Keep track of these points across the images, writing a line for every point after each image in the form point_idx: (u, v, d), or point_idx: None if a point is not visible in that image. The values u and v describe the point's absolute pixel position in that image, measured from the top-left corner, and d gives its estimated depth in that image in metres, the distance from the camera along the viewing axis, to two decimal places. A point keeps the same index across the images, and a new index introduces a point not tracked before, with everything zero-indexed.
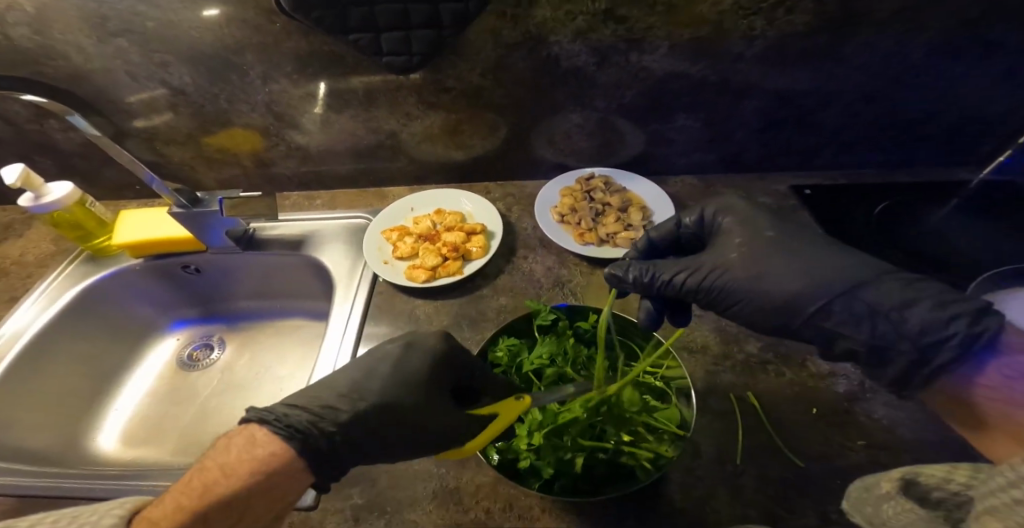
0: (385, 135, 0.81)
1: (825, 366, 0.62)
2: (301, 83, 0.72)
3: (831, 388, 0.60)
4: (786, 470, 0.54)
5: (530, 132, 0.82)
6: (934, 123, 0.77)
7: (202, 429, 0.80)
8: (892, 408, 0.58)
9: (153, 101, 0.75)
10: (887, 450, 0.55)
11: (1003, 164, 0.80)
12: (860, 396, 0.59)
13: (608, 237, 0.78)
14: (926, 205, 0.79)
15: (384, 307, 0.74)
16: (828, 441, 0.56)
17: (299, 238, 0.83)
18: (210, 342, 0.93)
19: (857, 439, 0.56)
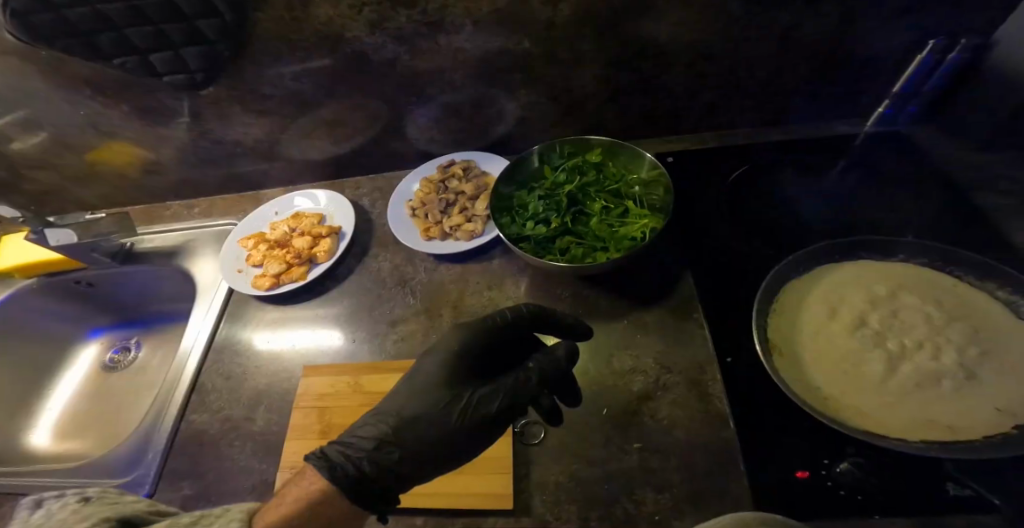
0: (242, 143, 0.84)
1: (630, 362, 0.56)
2: (143, 103, 0.78)
3: (625, 386, 0.54)
4: (548, 474, 0.50)
5: (375, 126, 0.82)
6: (800, 70, 0.68)
7: (115, 424, 0.87)
8: (679, 406, 0.52)
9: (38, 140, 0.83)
10: (660, 453, 0.49)
11: (886, 115, 0.70)
12: (651, 394, 0.53)
13: (451, 231, 0.74)
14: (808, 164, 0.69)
15: (237, 315, 0.77)
16: (603, 444, 0.51)
17: (175, 248, 0.87)
18: (128, 344, 0.98)
19: (634, 442, 0.50)
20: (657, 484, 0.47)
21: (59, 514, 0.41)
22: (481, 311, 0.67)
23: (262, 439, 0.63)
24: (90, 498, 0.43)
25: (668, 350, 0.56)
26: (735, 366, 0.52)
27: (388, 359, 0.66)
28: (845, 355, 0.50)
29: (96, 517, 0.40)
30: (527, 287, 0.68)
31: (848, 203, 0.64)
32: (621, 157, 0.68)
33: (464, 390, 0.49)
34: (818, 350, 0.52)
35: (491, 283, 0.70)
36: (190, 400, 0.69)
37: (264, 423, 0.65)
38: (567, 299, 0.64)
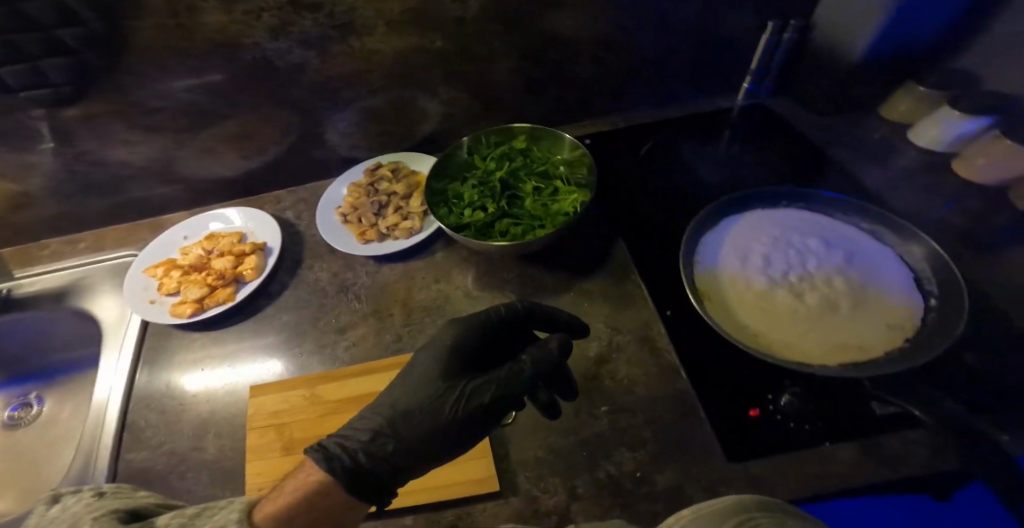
0: (132, 164, 0.76)
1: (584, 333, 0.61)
2: (2, 127, 0.68)
3: (582, 354, 0.59)
4: (530, 451, 0.54)
5: (288, 136, 0.79)
6: (689, 55, 0.77)
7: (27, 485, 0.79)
8: (634, 364, 0.57)
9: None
10: (626, 411, 0.54)
11: (749, 91, 0.81)
12: (607, 358, 0.58)
13: (388, 231, 0.74)
14: (704, 138, 0.79)
15: (159, 350, 0.70)
16: (575, 412, 0.55)
17: (63, 287, 0.76)
18: (29, 400, 0.89)
19: (601, 406, 0.55)
20: (631, 442, 0.52)
21: (73, 508, 0.40)
22: (433, 304, 0.68)
23: (218, 466, 0.59)
24: (106, 492, 0.42)
25: (617, 316, 0.61)
26: (674, 319, 0.58)
27: (341, 367, 0.65)
28: (759, 294, 0.58)
29: (105, 509, 0.39)
30: (474, 274, 0.70)
31: (744, 165, 0.75)
32: (543, 145, 0.73)
33: (459, 381, 0.50)
34: (742, 292, 0.58)
35: (437, 275, 0.71)
36: (119, 445, 0.62)
37: (219, 449, 0.60)
38: (514, 279, 0.68)
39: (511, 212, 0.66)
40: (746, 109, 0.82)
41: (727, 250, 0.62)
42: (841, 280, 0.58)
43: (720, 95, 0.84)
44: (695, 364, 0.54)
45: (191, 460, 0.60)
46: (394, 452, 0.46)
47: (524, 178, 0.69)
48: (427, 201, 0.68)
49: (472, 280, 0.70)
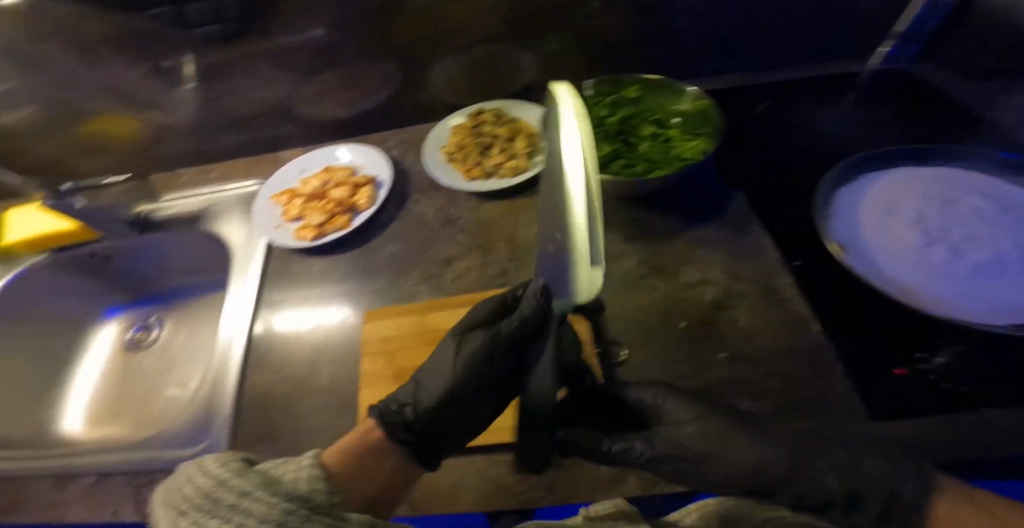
0: (257, 103, 0.82)
1: (700, 280, 0.65)
2: (164, 62, 0.75)
3: (699, 295, 0.64)
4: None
5: (400, 81, 0.83)
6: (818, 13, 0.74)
7: (151, 408, 0.86)
8: (752, 314, 0.60)
9: (34, 95, 0.80)
10: (743, 360, 0.58)
11: (890, 55, 0.78)
12: (723, 304, 0.62)
13: (494, 169, 0.79)
14: (821, 99, 0.76)
15: (281, 271, 0.77)
16: (691, 358, 0.60)
17: (197, 212, 0.85)
18: (149, 323, 0.97)
19: (719, 353, 0.59)
20: (749, 390, 0.56)
21: (294, 477, 0.41)
22: (536, 241, 0.73)
23: (330, 392, 0.65)
24: (311, 463, 0.43)
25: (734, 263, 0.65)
26: (801, 269, 0.61)
27: (449, 296, 0.70)
28: (919, 254, 0.57)
29: (266, 486, 0.40)
30: None
31: (867, 128, 0.72)
32: (659, 92, 0.73)
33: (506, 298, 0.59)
34: (901, 240, 0.59)
35: (541, 213, 0.75)
36: (248, 357, 0.70)
37: (329, 375, 0.66)
38: (620, 225, 0.71)
39: (624, 155, 0.69)
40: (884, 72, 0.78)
41: (879, 198, 0.63)
42: (1011, 241, 0.56)
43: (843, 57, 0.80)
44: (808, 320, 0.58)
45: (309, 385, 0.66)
46: (429, 400, 0.52)
47: (642, 124, 0.71)
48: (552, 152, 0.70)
49: None
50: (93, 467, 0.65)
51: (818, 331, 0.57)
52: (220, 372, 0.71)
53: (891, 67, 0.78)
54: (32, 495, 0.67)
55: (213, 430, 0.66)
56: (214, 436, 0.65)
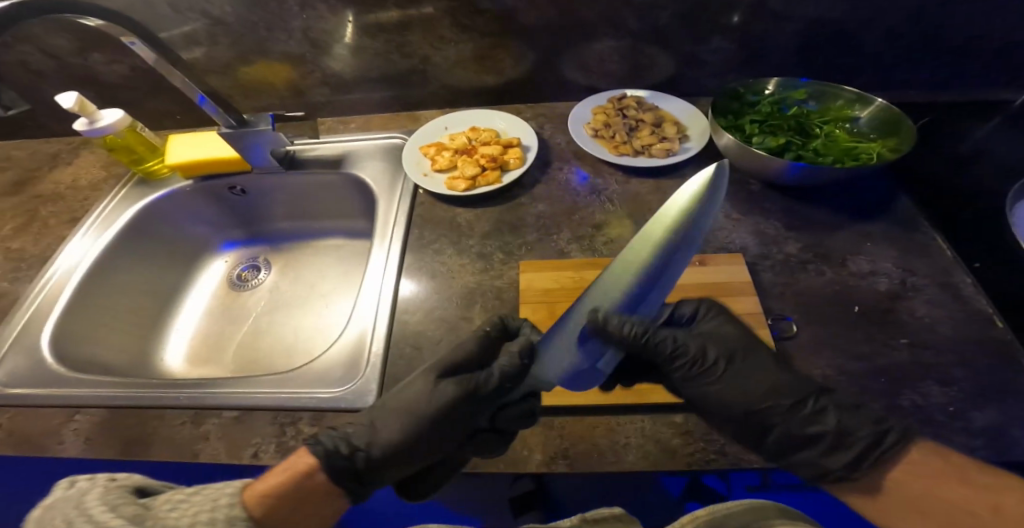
0: (418, 60, 0.82)
1: (868, 269, 0.67)
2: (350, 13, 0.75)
3: (871, 286, 0.65)
4: (831, 370, 0.59)
5: (560, 56, 0.84)
6: (985, 40, 0.78)
7: (260, 349, 0.82)
8: (931, 306, 0.63)
9: (196, 33, 0.77)
10: (925, 348, 0.60)
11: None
12: (900, 295, 0.64)
13: (643, 149, 0.80)
14: (957, 124, 0.82)
15: (427, 218, 0.76)
16: (870, 340, 0.61)
17: (337, 157, 0.85)
18: (256, 263, 0.95)
19: (900, 339, 0.61)
20: (938, 379, 0.58)
21: (91, 489, 0.46)
22: None
23: None
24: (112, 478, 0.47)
25: (906, 259, 0.68)
26: (982, 270, 0.65)
27: (606, 257, 0.70)
28: None
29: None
30: (729, 199, 0.76)
31: (1015, 154, 0.77)
32: (826, 96, 0.77)
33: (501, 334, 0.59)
34: None
35: None
36: (397, 297, 0.68)
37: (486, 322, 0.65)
38: (777, 210, 0.74)
39: (803, 147, 0.72)
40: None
41: None
42: None
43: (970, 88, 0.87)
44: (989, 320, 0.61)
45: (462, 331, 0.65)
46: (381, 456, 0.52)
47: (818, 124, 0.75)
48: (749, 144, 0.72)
49: (728, 204, 0.75)
50: (224, 402, 0.61)
51: (1004, 327, 0.61)
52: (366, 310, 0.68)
53: None
54: (163, 429, 0.59)
55: (362, 371, 0.62)
56: (364, 378, 0.62)
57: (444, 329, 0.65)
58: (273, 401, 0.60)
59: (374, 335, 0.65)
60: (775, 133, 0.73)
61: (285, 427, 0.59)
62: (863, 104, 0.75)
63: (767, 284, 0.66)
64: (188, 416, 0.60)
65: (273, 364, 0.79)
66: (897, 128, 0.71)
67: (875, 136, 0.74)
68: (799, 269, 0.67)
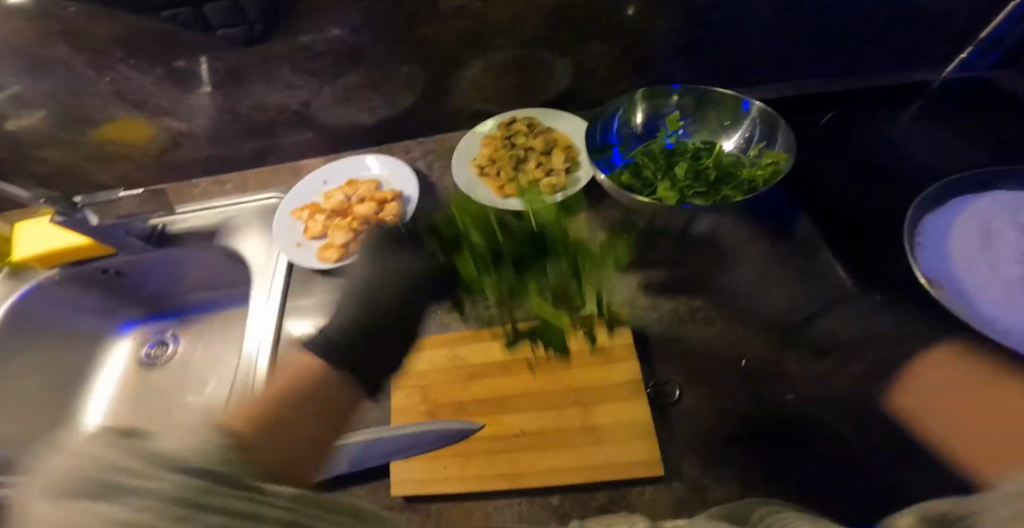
0: (275, 110, 0.77)
1: (732, 348, 0.62)
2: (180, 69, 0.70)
3: (760, 333, 0.62)
4: (708, 433, 0.57)
5: (433, 92, 0.78)
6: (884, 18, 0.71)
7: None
8: (821, 353, 0.60)
9: (20, 96, 0.73)
10: (808, 403, 0.58)
11: (967, 61, 0.77)
12: (787, 342, 0.62)
13: (529, 187, 0.73)
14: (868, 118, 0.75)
15: (302, 293, 0.72)
16: (753, 398, 0.59)
17: (210, 228, 0.80)
18: (164, 338, 0.92)
19: (784, 394, 0.59)
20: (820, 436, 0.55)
21: None
22: None
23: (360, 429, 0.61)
24: None
25: (781, 323, 0.63)
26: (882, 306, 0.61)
27: (486, 328, 0.67)
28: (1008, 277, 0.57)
29: None
30: (618, 236, 0.70)
31: (933, 146, 0.71)
32: (707, 122, 0.74)
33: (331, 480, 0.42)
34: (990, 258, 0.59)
35: (583, 237, 0.71)
36: None
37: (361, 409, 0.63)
38: (670, 248, 0.69)
39: (693, 185, 0.67)
40: (953, 81, 0.78)
41: (957, 221, 0.62)
42: None
43: (884, 71, 0.79)
44: None
45: None
46: None
47: (699, 159, 0.70)
48: (631, 189, 0.68)
49: None
50: None
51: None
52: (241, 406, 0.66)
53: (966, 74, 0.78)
54: None
55: None
56: None
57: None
58: None
59: None
60: (665, 178, 0.68)
61: None
62: (734, 122, 0.73)
63: (655, 344, 0.64)
64: None
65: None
66: (778, 138, 0.68)
67: (766, 146, 0.70)
68: (688, 324, 0.64)
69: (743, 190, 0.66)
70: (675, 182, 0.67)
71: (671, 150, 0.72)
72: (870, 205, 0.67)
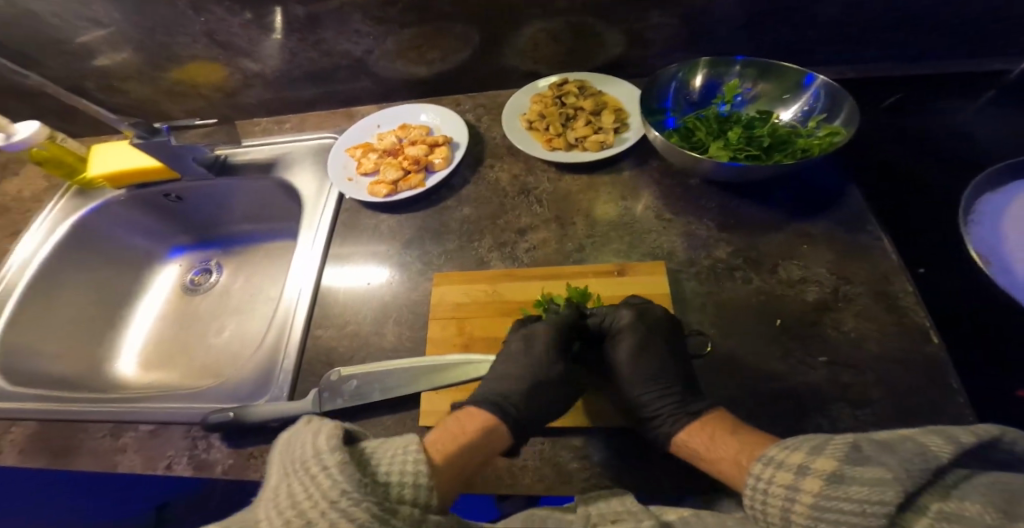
0: (343, 57, 0.81)
1: (648, 409, 0.53)
2: (263, 13, 0.74)
3: (800, 296, 0.61)
4: (737, 389, 0.57)
5: (494, 51, 0.80)
6: (958, 1, 0.71)
7: (208, 351, 0.85)
8: (860, 319, 0.59)
9: (119, 33, 0.79)
10: (847, 369, 0.56)
11: None
12: (829, 306, 0.60)
13: (577, 141, 0.75)
14: (928, 102, 0.75)
15: (350, 226, 0.75)
16: (788, 358, 0.57)
17: (270, 161, 0.86)
18: (208, 267, 0.97)
19: (818, 356, 0.57)
20: (854, 401, 0.54)
21: None
22: (617, 219, 0.70)
23: (394, 354, 0.63)
24: None
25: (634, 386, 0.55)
26: (926, 276, 0.60)
27: (523, 267, 0.67)
28: None
29: None
30: (660, 195, 0.71)
31: (998, 133, 0.70)
32: (763, 92, 0.75)
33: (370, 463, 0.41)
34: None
35: (623, 192, 0.72)
36: (311, 315, 0.68)
37: (396, 337, 0.64)
38: (713, 209, 0.69)
39: (744, 147, 0.67)
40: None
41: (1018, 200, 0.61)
42: None
43: (950, 60, 0.79)
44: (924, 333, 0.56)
45: (371, 346, 0.64)
46: None
47: (754, 126, 0.72)
48: (685, 147, 0.70)
49: (658, 200, 0.71)
50: (134, 417, 0.63)
51: (941, 343, 0.55)
52: (283, 325, 0.68)
53: None
54: (84, 443, 0.62)
55: (275, 379, 0.64)
56: (274, 385, 0.63)
57: (355, 346, 0.64)
58: (187, 416, 0.62)
59: (285, 349, 0.65)
60: (723, 140, 0.69)
61: (197, 440, 0.60)
62: (793, 96, 0.74)
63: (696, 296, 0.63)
64: (107, 429, 0.63)
65: (219, 367, 0.82)
66: (839, 112, 0.69)
67: (824, 119, 0.71)
68: (726, 279, 0.64)
69: (795, 155, 0.66)
70: (727, 144, 0.69)
71: (724, 118, 0.73)
72: (925, 182, 0.66)
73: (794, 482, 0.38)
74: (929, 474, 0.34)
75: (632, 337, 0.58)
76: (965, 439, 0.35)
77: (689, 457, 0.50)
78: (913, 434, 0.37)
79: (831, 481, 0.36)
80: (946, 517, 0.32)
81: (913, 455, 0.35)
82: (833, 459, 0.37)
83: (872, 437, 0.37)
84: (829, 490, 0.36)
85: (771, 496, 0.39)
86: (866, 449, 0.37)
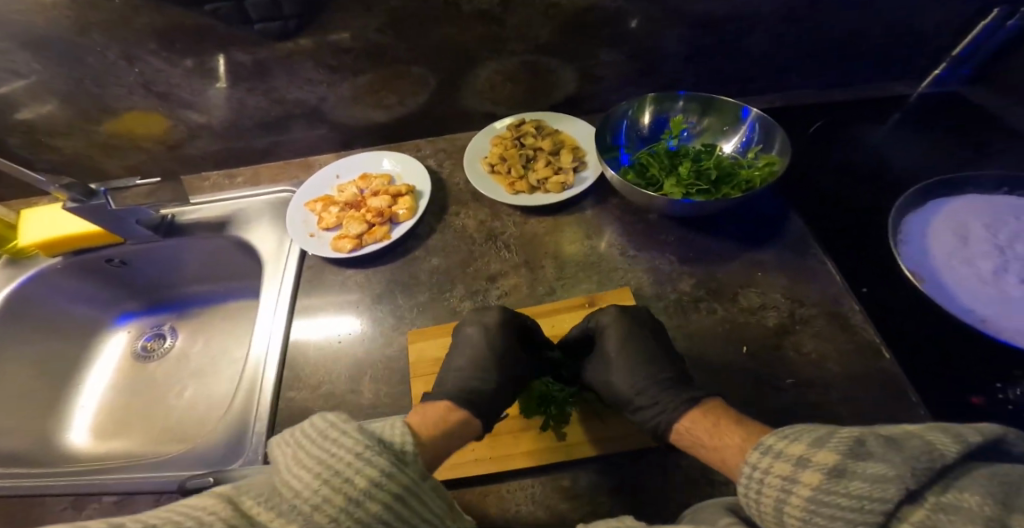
0: (294, 104, 0.79)
1: (645, 398, 0.55)
2: (206, 61, 0.72)
3: (761, 321, 0.65)
4: None
5: (449, 95, 0.81)
6: (864, 37, 0.79)
7: (169, 416, 0.80)
8: (818, 340, 0.63)
9: (43, 84, 0.73)
10: (812, 387, 0.59)
11: (939, 78, 0.85)
12: (788, 329, 0.64)
13: (539, 183, 0.76)
14: (849, 127, 0.82)
15: (315, 282, 0.73)
16: (757, 382, 0.60)
17: (222, 219, 0.82)
18: (161, 332, 0.92)
19: (786, 378, 0.60)
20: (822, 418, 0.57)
21: None
22: (585, 259, 0.72)
23: (374, 411, 0.61)
24: None
25: (630, 379, 0.58)
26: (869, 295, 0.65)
27: None
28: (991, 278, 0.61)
29: None
30: (624, 234, 0.74)
31: (912, 153, 0.77)
32: (706, 126, 0.80)
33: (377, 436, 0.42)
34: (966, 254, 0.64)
35: (588, 231, 0.74)
36: (282, 376, 0.65)
37: (375, 395, 0.62)
38: (674, 242, 0.72)
39: (696, 183, 0.71)
40: (928, 95, 0.84)
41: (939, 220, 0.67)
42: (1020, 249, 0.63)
43: (861, 87, 0.87)
44: (873, 348, 0.61)
45: (347, 404, 0.62)
46: None
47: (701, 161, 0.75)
48: (637, 183, 0.72)
49: (622, 237, 0.74)
50: (103, 493, 0.58)
51: (891, 357, 0.60)
52: (253, 389, 0.65)
53: (938, 90, 0.85)
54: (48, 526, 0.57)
55: (249, 441, 0.61)
56: (249, 448, 0.60)
57: (332, 406, 0.62)
58: (158, 486, 0.59)
59: (255, 415, 0.62)
60: (677, 175, 0.72)
61: None
62: (733, 128, 0.78)
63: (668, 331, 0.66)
64: (70, 501, 0.59)
65: (185, 434, 0.77)
66: (774, 143, 0.73)
67: (762, 150, 0.75)
68: (693, 313, 0.67)
69: (741, 187, 0.70)
70: (679, 180, 0.72)
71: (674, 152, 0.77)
72: (860, 207, 0.72)
73: (793, 473, 0.37)
74: (932, 473, 0.32)
75: (618, 333, 0.61)
76: (972, 438, 0.34)
77: (689, 446, 0.50)
78: (919, 430, 0.35)
79: (833, 475, 0.35)
80: (947, 510, 0.31)
81: (921, 453, 0.33)
82: (836, 453, 0.36)
83: (879, 433, 0.36)
84: (830, 484, 0.35)
85: (766, 486, 0.38)
86: (870, 444, 0.35)
